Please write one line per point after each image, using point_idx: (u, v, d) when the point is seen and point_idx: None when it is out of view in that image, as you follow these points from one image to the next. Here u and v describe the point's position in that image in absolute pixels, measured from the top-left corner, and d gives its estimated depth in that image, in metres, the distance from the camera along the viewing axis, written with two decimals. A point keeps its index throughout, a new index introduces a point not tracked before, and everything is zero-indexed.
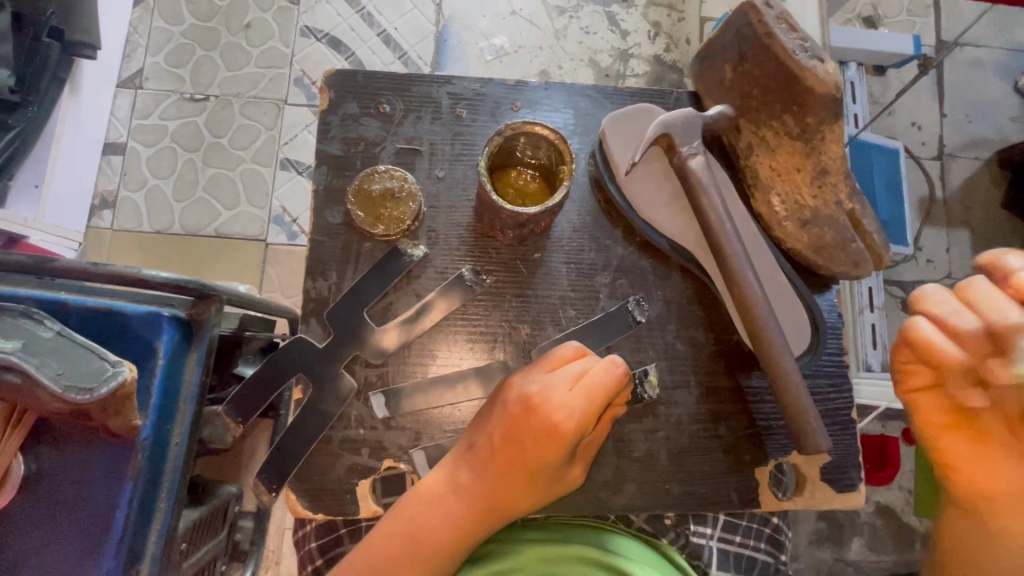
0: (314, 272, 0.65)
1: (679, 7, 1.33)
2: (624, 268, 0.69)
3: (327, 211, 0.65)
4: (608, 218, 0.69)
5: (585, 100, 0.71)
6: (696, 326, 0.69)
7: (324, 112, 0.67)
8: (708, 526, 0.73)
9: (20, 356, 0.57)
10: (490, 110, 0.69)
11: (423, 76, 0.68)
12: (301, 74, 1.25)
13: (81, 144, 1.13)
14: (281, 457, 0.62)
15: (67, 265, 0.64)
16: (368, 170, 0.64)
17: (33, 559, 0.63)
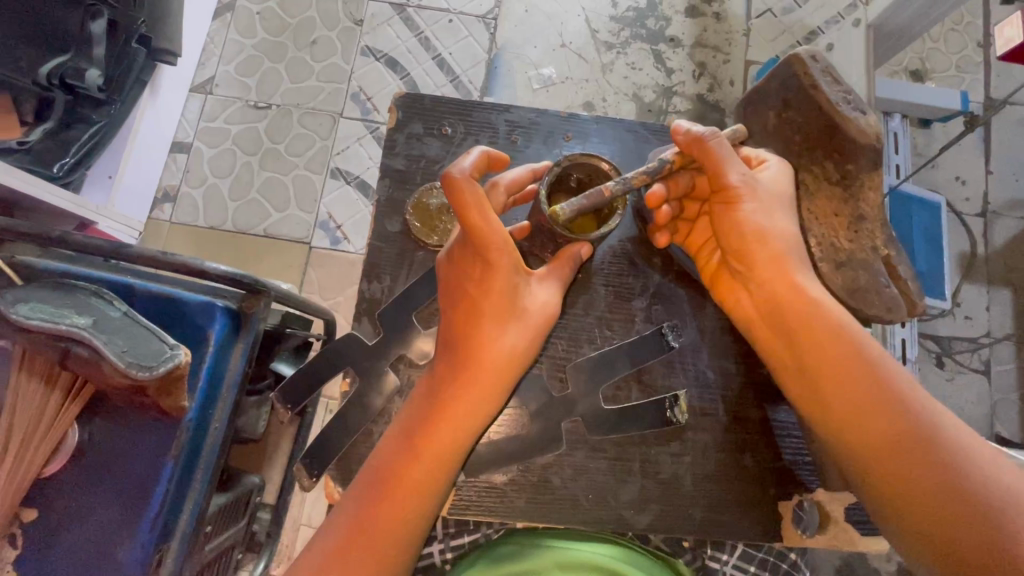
0: (370, 276, 0.68)
1: (726, 50, 1.37)
2: (661, 295, 0.72)
3: (386, 220, 0.69)
4: (647, 248, 0.74)
5: (635, 134, 0.74)
6: (727, 356, 0.71)
7: (391, 130, 0.71)
8: (725, 553, 0.72)
9: (90, 332, 0.62)
10: (544, 137, 0.72)
11: (483, 102, 0.73)
12: (358, 90, 1.32)
13: (153, 142, 1.22)
14: (319, 450, 0.64)
15: (139, 252, 0.70)
16: (428, 185, 0.70)
17: (74, 525, 0.67)
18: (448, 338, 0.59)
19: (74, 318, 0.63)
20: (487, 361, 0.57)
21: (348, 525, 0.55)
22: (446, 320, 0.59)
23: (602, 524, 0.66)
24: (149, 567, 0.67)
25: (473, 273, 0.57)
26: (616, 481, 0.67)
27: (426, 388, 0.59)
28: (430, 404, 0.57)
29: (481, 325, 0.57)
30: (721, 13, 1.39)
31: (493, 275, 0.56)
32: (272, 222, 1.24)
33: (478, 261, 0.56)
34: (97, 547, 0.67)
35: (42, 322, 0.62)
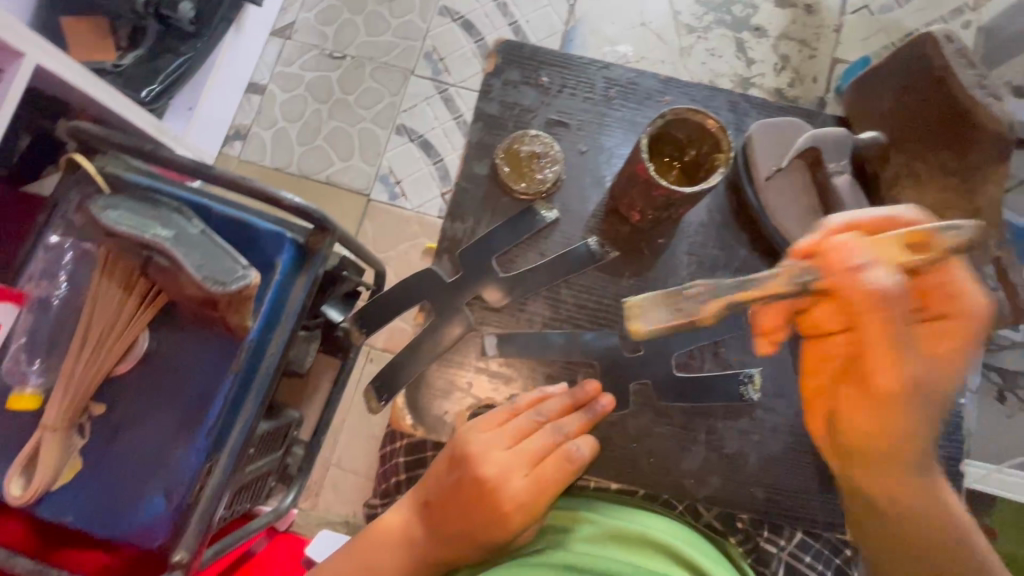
0: (453, 215, 0.67)
1: (813, 44, 1.31)
2: (746, 270, 0.68)
3: (475, 162, 0.68)
4: (736, 218, 0.69)
5: (733, 108, 0.71)
6: (808, 344, 0.68)
7: (488, 73, 0.70)
8: (781, 539, 0.67)
9: (172, 244, 0.65)
10: (640, 99, 0.71)
11: (581, 57, 0.71)
12: (432, 50, 1.32)
13: (232, 79, 1.24)
14: (392, 370, 0.65)
15: (222, 175, 0.73)
16: (519, 132, 0.68)
17: (135, 425, 0.71)
18: (438, 499, 0.56)
19: (157, 229, 0.66)
20: (480, 550, 0.54)
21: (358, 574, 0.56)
22: (438, 486, 0.57)
23: (658, 488, 0.66)
24: (200, 474, 0.69)
25: (476, 491, 0.55)
26: (679, 448, 0.67)
27: (401, 520, 0.57)
28: (402, 552, 0.56)
29: (478, 515, 0.54)
30: (813, 6, 1.32)
31: (488, 532, 0.54)
32: (335, 170, 1.26)
33: (484, 475, 0.55)
34: (153, 450, 0.71)
35: (129, 230, 0.65)
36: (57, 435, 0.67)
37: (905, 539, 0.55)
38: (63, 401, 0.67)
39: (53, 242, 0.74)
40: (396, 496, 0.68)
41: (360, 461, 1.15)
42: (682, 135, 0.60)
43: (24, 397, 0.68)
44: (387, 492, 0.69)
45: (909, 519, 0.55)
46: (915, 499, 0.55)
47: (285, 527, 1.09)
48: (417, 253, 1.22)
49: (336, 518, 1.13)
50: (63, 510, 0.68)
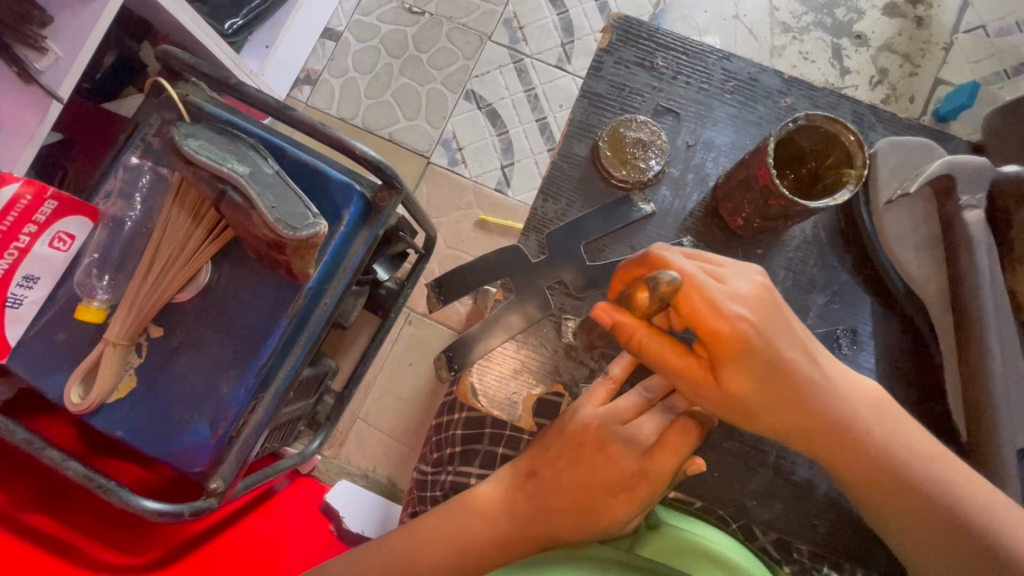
0: (546, 194, 0.65)
1: (917, 61, 1.22)
2: (841, 293, 0.66)
3: (575, 141, 0.66)
4: (843, 242, 0.66)
5: (852, 122, 0.67)
6: (899, 381, 0.65)
7: (600, 50, 0.67)
8: None
9: (247, 180, 0.65)
10: (759, 98, 0.67)
11: (703, 45, 0.68)
12: (513, 17, 1.28)
13: (310, 21, 1.23)
14: (464, 343, 0.64)
15: (304, 119, 0.72)
16: (626, 116, 0.65)
17: (191, 354, 0.73)
18: (550, 472, 0.54)
19: (235, 165, 0.66)
20: (601, 525, 0.53)
21: (473, 542, 0.53)
22: (548, 466, 0.55)
23: (718, 504, 0.64)
24: (246, 410, 0.71)
25: (592, 465, 0.53)
26: (745, 467, 0.64)
27: (500, 492, 0.55)
28: (505, 526, 0.54)
29: (615, 466, 0.52)
30: (924, 19, 1.23)
31: (612, 501, 0.53)
32: (400, 128, 1.25)
33: (606, 450, 0.53)
34: (204, 381, 0.72)
35: (208, 162, 0.65)
36: (116, 351, 0.69)
37: (888, 492, 0.52)
38: (125, 320, 0.69)
39: (132, 162, 0.76)
40: (448, 466, 0.69)
41: (387, 419, 1.17)
42: (806, 143, 0.58)
43: (90, 309, 0.70)
44: (438, 460, 0.71)
45: (890, 476, 0.51)
46: (882, 447, 0.52)
47: (306, 470, 1.11)
48: (469, 224, 1.21)
49: (355, 471, 1.15)
50: (116, 422, 0.71)
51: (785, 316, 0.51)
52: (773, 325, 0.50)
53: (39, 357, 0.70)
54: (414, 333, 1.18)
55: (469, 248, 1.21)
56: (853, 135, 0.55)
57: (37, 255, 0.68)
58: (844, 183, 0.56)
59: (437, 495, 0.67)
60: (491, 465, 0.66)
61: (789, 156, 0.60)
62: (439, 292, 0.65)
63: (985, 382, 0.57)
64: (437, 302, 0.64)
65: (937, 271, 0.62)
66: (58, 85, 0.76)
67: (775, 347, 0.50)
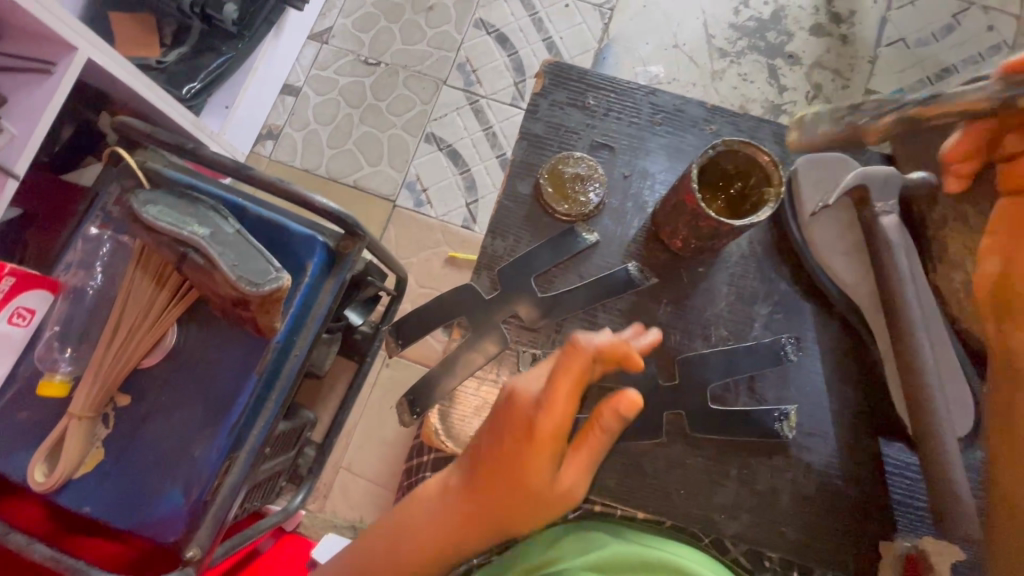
0: (495, 232, 0.68)
1: (846, 75, 1.30)
2: (783, 304, 0.69)
3: (519, 180, 0.69)
4: (779, 253, 0.69)
5: (776, 142, 0.71)
6: (844, 381, 0.67)
7: (534, 94, 0.71)
8: None
9: (207, 242, 0.66)
10: (687, 126, 0.71)
11: (632, 81, 0.72)
12: (466, 61, 1.34)
13: (269, 79, 1.26)
14: (427, 385, 0.64)
15: (261, 177, 0.73)
16: (563, 154, 0.68)
17: (161, 420, 0.72)
18: (480, 454, 0.52)
19: (196, 227, 0.67)
20: (534, 503, 0.50)
21: (418, 545, 0.52)
22: (473, 446, 0.54)
23: (687, 522, 0.64)
24: (219, 472, 0.69)
25: (515, 439, 0.50)
26: (709, 482, 0.65)
27: (440, 480, 0.55)
28: (441, 514, 0.52)
29: (534, 445, 0.49)
30: (848, 36, 1.32)
31: (527, 454, 0.50)
32: (364, 174, 1.28)
33: (528, 420, 0.50)
34: (176, 445, 0.71)
35: (168, 227, 0.66)
36: (81, 425, 0.68)
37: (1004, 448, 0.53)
38: (91, 392, 0.68)
39: (92, 233, 0.75)
40: None
41: (370, 465, 1.15)
42: (729, 164, 0.61)
43: (52, 383, 0.69)
44: None
45: None
46: None
47: (291, 527, 1.09)
48: (438, 262, 1.23)
49: (341, 522, 1.12)
50: (84, 498, 0.69)
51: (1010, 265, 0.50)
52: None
53: (4, 438, 0.69)
54: (391, 375, 1.17)
55: (439, 285, 1.22)
56: (768, 155, 0.58)
57: None
58: (766, 201, 0.59)
59: None
60: None
61: (715, 177, 0.63)
62: (394, 336, 0.65)
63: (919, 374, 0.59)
64: (395, 344, 0.66)
65: (868, 274, 0.65)
66: (13, 164, 0.76)
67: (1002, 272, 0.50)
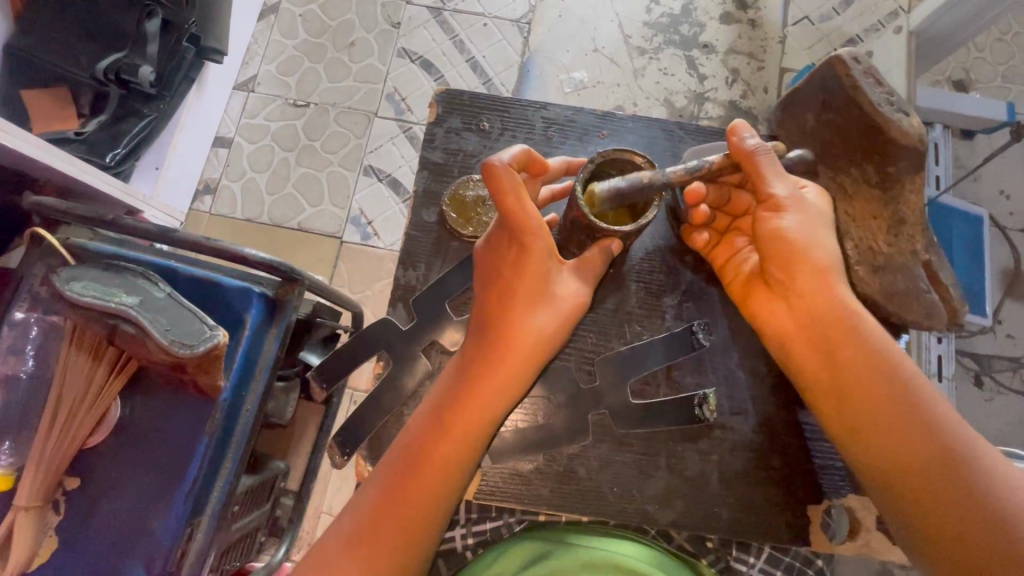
0: (405, 263, 0.69)
1: (760, 57, 1.35)
2: (692, 292, 0.72)
3: (424, 210, 0.70)
4: (681, 244, 0.73)
5: (669, 138, 0.74)
6: (759, 357, 0.70)
7: (430, 124, 0.72)
8: (751, 556, 0.73)
9: (137, 310, 0.65)
10: (579, 135, 0.73)
11: (520, 100, 0.74)
12: (393, 91, 1.35)
13: (197, 135, 1.26)
14: (358, 425, 0.65)
15: (186, 237, 0.73)
16: (464, 178, 0.70)
17: (110, 498, 0.70)
18: (479, 317, 0.60)
19: (122, 297, 0.67)
20: (522, 340, 0.58)
21: (426, 423, 0.57)
22: (479, 300, 0.60)
23: (626, 518, 0.66)
24: (181, 541, 0.68)
25: (505, 276, 0.58)
26: (640, 476, 0.66)
27: (446, 371, 0.61)
28: (472, 366, 0.58)
29: (514, 278, 0.57)
30: (756, 21, 1.37)
31: (529, 270, 0.57)
32: (306, 216, 1.28)
33: (515, 254, 0.57)
34: (130, 521, 0.69)
35: (94, 300, 0.66)
36: (30, 516, 0.66)
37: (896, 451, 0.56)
38: (36, 480, 0.66)
39: (18, 317, 0.73)
40: None
41: None
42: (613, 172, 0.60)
43: None
44: None
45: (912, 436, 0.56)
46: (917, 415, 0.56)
47: None
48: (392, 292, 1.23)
49: None
50: None
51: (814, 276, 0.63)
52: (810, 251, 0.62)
53: None
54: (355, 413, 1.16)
55: None
56: (641, 156, 0.58)
57: None
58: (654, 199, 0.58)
59: None
60: None
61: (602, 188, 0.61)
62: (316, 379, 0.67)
63: None
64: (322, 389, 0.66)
65: None
66: None
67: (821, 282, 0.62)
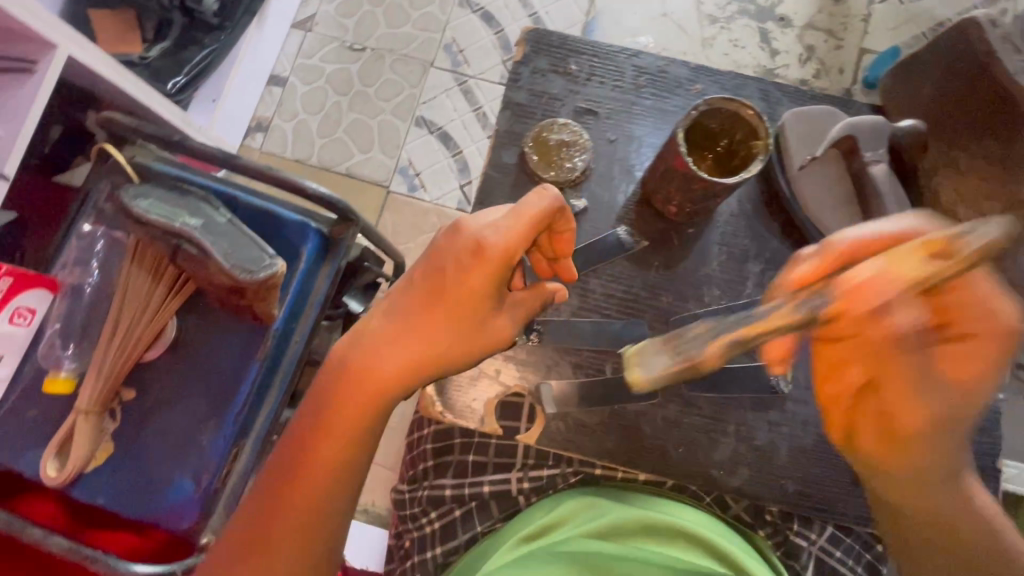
0: (482, 202, 0.66)
1: (839, 35, 1.28)
2: (776, 260, 0.67)
3: (503, 150, 0.68)
4: (769, 209, 0.67)
5: (763, 100, 0.70)
6: None
7: (516, 63, 0.70)
8: (812, 532, 0.66)
9: (200, 232, 0.66)
10: (671, 88, 0.70)
11: (612, 45, 0.71)
12: (452, 42, 1.32)
13: (255, 70, 1.25)
14: None
15: (251, 164, 0.73)
16: (549, 120, 0.68)
17: (164, 412, 0.73)
18: (398, 301, 0.51)
19: (186, 218, 0.68)
20: (438, 350, 0.50)
21: (317, 411, 0.50)
22: (405, 283, 0.51)
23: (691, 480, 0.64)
24: (228, 458, 0.71)
25: (442, 273, 0.49)
26: (708, 440, 0.65)
27: (346, 345, 0.52)
28: (369, 360, 0.50)
29: (449, 283, 0.49)
30: None
31: (457, 279, 0.49)
32: (356, 162, 1.27)
33: (467, 256, 0.49)
34: (182, 435, 0.72)
35: (161, 219, 0.67)
36: (88, 420, 0.69)
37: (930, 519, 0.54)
38: (95, 386, 0.69)
39: (85, 230, 0.75)
40: (422, 484, 0.66)
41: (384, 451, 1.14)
42: (713, 123, 0.59)
43: (58, 380, 0.70)
44: (413, 476, 0.67)
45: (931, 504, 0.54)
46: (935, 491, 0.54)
47: None
48: None
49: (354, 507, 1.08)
50: (96, 491, 0.70)
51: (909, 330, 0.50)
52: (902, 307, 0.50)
53: (15, 436, 0.70)
54: None
55: None
56: (751, 108, 0.56)
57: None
58: (755, 155, 0.57)
59: (416, 513, 0.64)
60: (465, 475, 0.64)
61: (700, 137, 0.60)
62: None
63: None
64: None
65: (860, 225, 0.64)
66: (4, 165, 0.75)
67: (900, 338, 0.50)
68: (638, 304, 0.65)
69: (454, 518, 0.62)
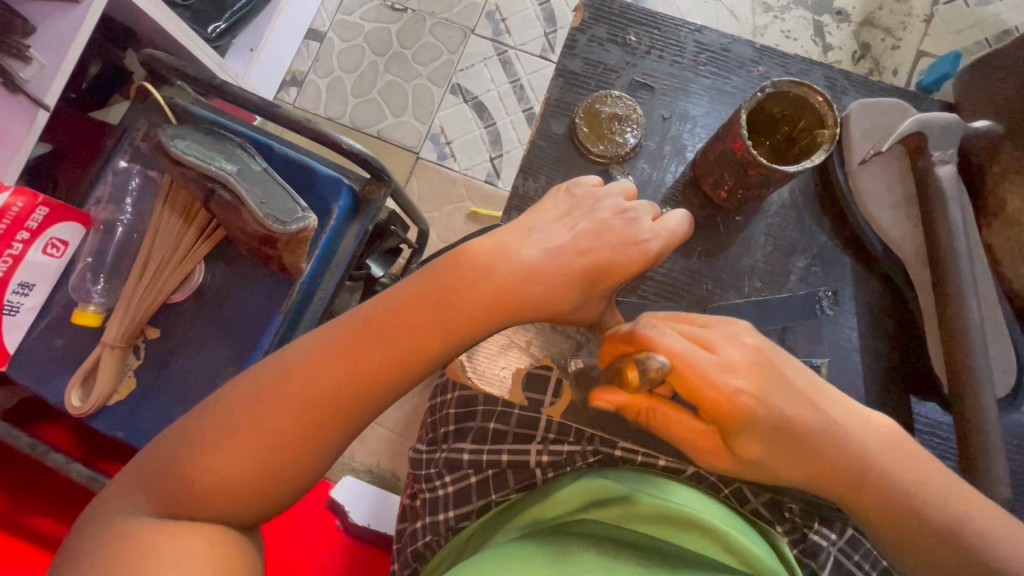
0: (526, 171, 0.65)
1: (897, 34, 1.22)
2: (822, 256, 0.65)
3: (552, 120, 0.66)
4: (820, 203, 0.66)
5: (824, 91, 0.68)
6: (883, 338, 0.64)
7: (573, 30, 0.68)
8: (833, 532, 0.60)
9: (235, 178, 0.66)
10: (733, 67, 0.68)
11: (674, 19, 0.69)
12: (494, 9, 1.28)
13: (294, 22, 1.23)
14: None
15: (289, 114, 0.72)
16: (602, 92, 0.66)
17: (188, 354, 0.73)
18: (543, 235, 0.54)
19: (223, 163, 0.67)
20: (556, 304, 0.52)
21: (406, 303, 0.51)
22: (550, 225, 0.54)
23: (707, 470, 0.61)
24: None
25: (601, 243, 0.53)
26: None
27: (491, 246, 0.53)
28: (502, 282, 0.51)
29: (603, 256, 0.53)
30: None
31: (618, 262, 0.53)
32: (388, 124, 1.26)
33: (626, 242, 0.53)
34: (203, 378, 0.73)
35: (196, 160, 0.66)
36: (114, 353, 0.70)
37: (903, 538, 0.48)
38: (123, 321, 0.70)
39: (121, 166, 0.76)
40: (442, 446, 0.67)
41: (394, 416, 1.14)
42: (776, 109, 0.58)
43: (86, 313, 0.71)
44: (433, 439, 0.69)
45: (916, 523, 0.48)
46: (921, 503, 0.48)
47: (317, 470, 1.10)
48: (461, 217, 1.21)
49: (359, 466, 1.09)
50: (117, 424, 0.71)
51: (786, 376, 0.49)
52: (773, 388, 0.48)
53: (39, 363, 0.71)
54: None
55: None
56: (821, 95, 0.54)
57: (32, 263, 0.70)
58: (818, 145, 0.55)
59: (433, 474, 0.65)
60: (484, 440, 0.64)
61: (760, 123, 0.60)
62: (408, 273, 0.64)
63: (962, 331, 0.56)
64: None
65: (915, 227, 0.61)
66: (44, 94, 0.75)
67: (778, 410, 0.48)
68: (676, 287, 0.64)
69: (470, 485, 0.62)
